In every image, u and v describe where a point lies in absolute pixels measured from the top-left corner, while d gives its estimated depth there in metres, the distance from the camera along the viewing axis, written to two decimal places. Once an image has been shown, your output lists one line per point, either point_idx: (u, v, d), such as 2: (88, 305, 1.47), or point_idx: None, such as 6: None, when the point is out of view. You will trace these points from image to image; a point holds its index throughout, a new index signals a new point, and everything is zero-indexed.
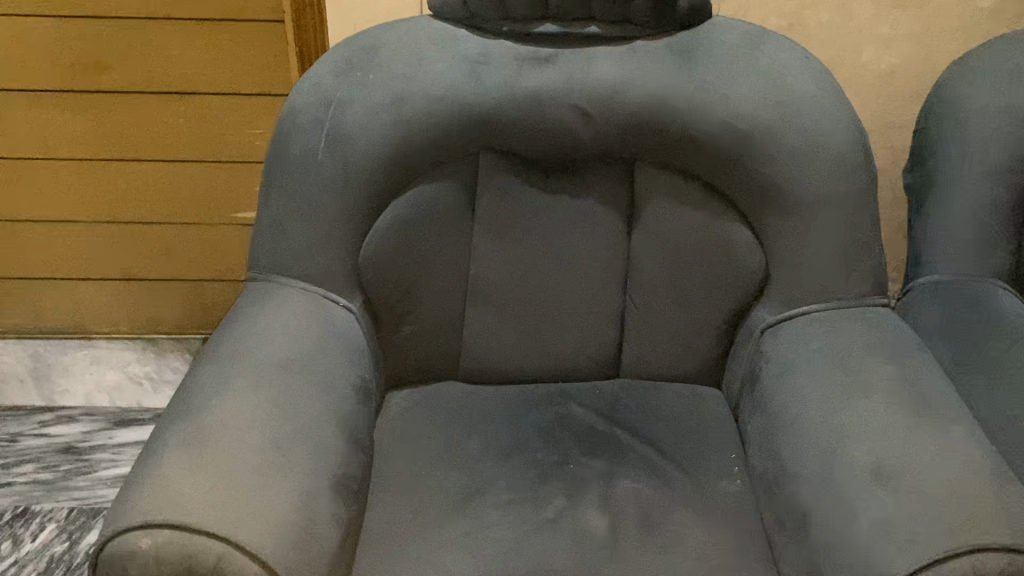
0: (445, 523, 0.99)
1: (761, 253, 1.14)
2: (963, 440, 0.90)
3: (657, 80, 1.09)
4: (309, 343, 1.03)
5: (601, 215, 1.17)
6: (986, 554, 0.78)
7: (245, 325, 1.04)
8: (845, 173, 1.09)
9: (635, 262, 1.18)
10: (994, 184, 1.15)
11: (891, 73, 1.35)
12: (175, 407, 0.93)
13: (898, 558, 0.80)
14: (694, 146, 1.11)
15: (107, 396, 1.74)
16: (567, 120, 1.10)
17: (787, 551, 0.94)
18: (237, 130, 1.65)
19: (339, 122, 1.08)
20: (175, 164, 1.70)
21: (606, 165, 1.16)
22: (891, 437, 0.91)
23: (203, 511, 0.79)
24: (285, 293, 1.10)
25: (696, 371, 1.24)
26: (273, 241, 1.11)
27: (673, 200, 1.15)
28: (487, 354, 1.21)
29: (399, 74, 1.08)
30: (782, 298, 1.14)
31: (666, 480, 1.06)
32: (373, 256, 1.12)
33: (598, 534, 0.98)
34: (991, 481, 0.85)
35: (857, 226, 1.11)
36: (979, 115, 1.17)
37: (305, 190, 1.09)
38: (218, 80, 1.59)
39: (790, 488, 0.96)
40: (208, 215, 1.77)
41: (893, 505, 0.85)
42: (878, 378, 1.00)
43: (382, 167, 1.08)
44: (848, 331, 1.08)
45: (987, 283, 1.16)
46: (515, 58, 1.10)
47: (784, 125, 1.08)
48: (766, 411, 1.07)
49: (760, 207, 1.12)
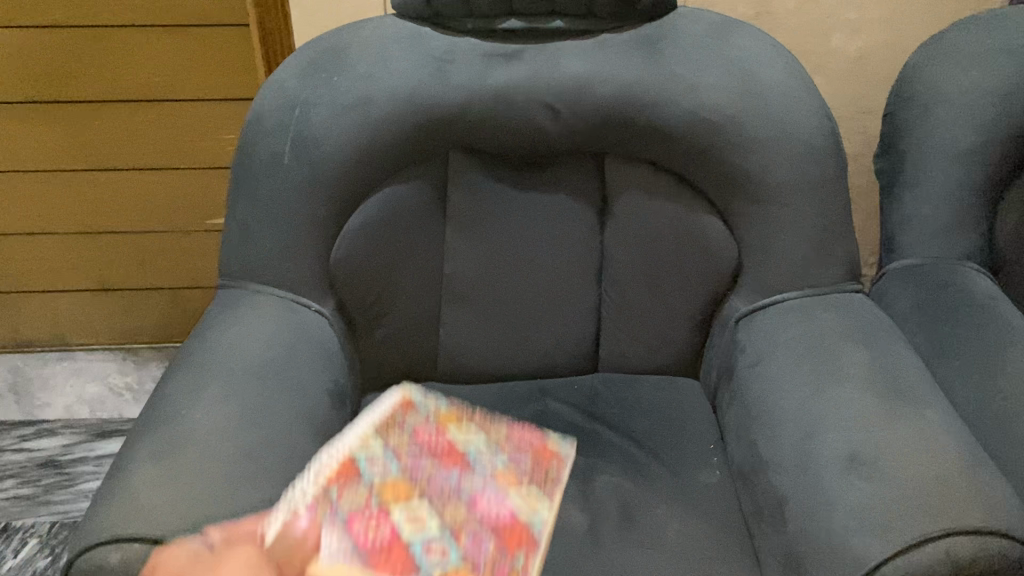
0: None
1: (733, 243, 1.14)
2: (936, 424, 0.90)
3: (624, 72, 1.08)
4: (281, 349, 1.03)
5: (572, 210, 1.16)
6: (962, 537, 0.78)
7: (217, 333, 1.03)
8: (815, 160, 1.09)
9: (609, 256, 1.18)
10: (965, 166, 1.15)
11: (861, 58, 1.34)
12: (146, 419, 0.92)
13: (874, 544, 0.80)
14: (663, 138, 1.10)
15: (88, 408, 1.73)
16: (535, 115, 1.09)
17: (765, 540, 0.94)
18: (210, 135, 1.64)
19: (305, 125, 1.07)
20: (148, 173, 1.69)
21: (575, 160, 1.16)
22: (866, 423, 0.91)
23: (174, 523, 0.78)
24: (256, 300, 1.09)
25: (674, 363, 1.24)
26: (243, 247, 1.10)
27: (644, 193, 1.15)
28: (464, 353, 1.21)
29: (364, 75, 1.08)
30: (756, 287, 1.14)
31: (645, 473, 1.06)
32: (345, 258, 1.11)
33: (578, 530, 0.98)
34: (965, 465, 0.85)
35: (828, 213, 1.10)
36: (948, 97, 1.16)
37: (274, 196, 1.08)
38: (188, 86, 1.58)
39: (766, 478, 0.96)
40: (183, 222, 1.76)
41: (868, 491, 0.84)
42: (852, 364, 0.99)
43: (349, 169, 1.08)
44: (821, 318, 1.08)
45: (960, 266, 1.16)
46: (480, 56, 1.09)
47: (753, 114, 1.08)
48: (743, 401, 1.07)
49: (731, 197, 1.11)
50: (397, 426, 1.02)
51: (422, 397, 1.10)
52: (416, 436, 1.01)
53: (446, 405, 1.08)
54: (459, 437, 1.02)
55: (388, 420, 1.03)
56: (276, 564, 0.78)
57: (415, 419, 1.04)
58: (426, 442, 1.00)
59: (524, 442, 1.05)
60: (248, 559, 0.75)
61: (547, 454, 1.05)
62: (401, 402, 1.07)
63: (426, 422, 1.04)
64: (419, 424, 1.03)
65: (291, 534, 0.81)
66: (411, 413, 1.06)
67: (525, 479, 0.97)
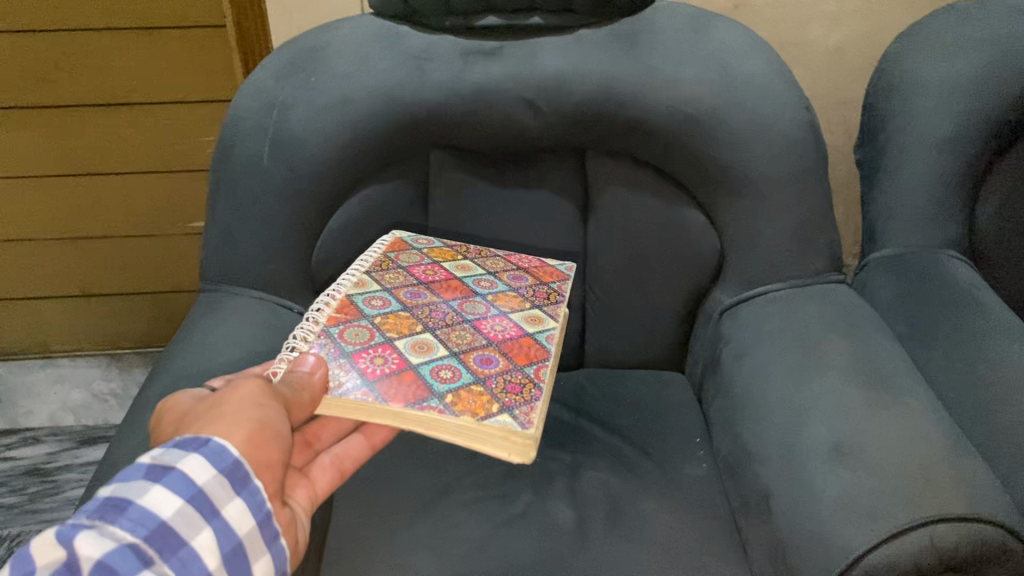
0: (412, 524, 0.98)
1: (715, 236, 1.14)
2: (919, 412, 0.91)
3: (603, 67, 1.08)
4: (264, 352, 1.02)
5: (554, 206, 1.16)
6: (945, 524, 0.78)
7: (198, 337, 1.03)
8: (795, 152, 1.09)
9: (592, 252, 1.18)
10: (945, 154, 1.15)
11: (841, 49, 1.34)
12: (127, 425, 0.92)
13: (859, 534, 0.80)
14: (643, 133, 1.10)
15: (72, 415, 1.72)
16: (514, 112, 1.09)
17: (752, 532, 0.95)
18: (190, 137, 1.63)
19: (283, 127, 1.07)
20: (128, 177, 1.67)
21: (557, 155, 1.16)
22: (850, 413, 0.91)
23: None
24: (237, 303, 1.08)
25: (659, 357, 1.24)
26: (223, 250, 1.10)
27: (626, 188, 1.15)
28: None
29: (341, 75, 1.07)
30: (739, 280, 1.14)
31: (632, 468, 1.06)
32: (325, 259, 1.12)
33: (566, 526, 0.98)
34: (949, 453, 0.85)
35: (809, 205, 1.11)
36: (925, 87, 1.17)
37: (253, 198, 1.08)
38: (166, 89, 1.57)
39: (751, 470, 0.96)
40: (164, 226, 1.75)
41: (852, 481, 0.85)
42: (835, 355, 1.00)
43: (329, 170, 1.07)
44: (804, 309, 1.08)
45: (941, 254, 1.17)
46: (459, 54, 1.09)
47: (732, 107, 1.08)
48: (728, 393, 1.07)
49: (712, 190, 1.11)
50: (401, 270, 1.04)
51: (414, 240, 1.12)
52: (415, 268, 1.05)
53: (441, 243, 1.13)
54: (456, 270, 1.07)
55: (392, 266, 1.05)
56: (285, 395, 0.78)
57: (408, 256, 1.08)
58: (429, 279, 1.03)
59: (529, 267, 1.10)
60: (256, 395, 0.75)
61: (549, 274, 1.09)
62: (396, 240, 1.10)
63: (420, 258, 1.08)
64: (423, 269, 1.05)
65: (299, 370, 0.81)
66: (409, 255, 1.08)
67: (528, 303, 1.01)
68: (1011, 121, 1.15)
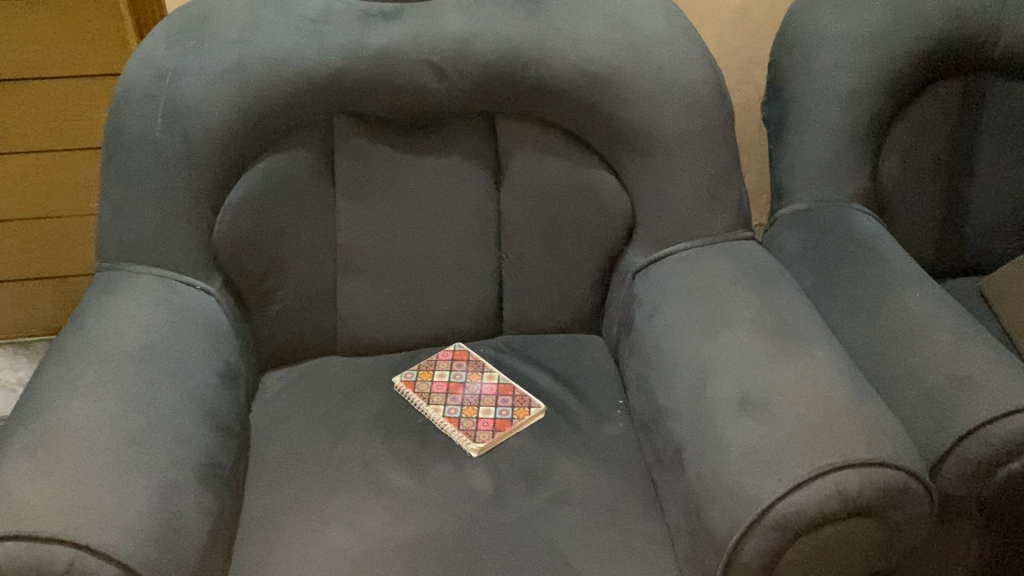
0: (327, 500, 0.96)
1: (626, 197, 1.14)
2: (824, 361, 0.92)
3: (506, 29, 1.06)
4: (164, 331, 0.99)
5: (464, 171, 1.14)
6: (847, 470, 0.80)
7: (94, 318, 0.99)
8: (700, 109, 1.09)
9: (505, 217, 1.16)
10: (845, 109, 1.18)
11: (746, 7, 1.34)
12: (18, 413, 0.88)
13: (767, 482, 0.81)
14: (550, 94, 1.08)
15: None
16: (418, 75, 1.06)
17: (666, 488, 0.95)
18: (84, 114, 1.55)
19: (175, 96, 1.02)
20: (21, 157, 1.58)
21: (464, 120, 1.13)
22: (758, 366, 0.93)
23: (49, 518, 0.75)
24: (134, 281, 1.04)
25: (575, 321, 1.24)
26: (118, 227, 1.05)
27: (537, 151, 1.13)
28: (363, 323, 1.18)
29: (235, 41, 1.03)
30: (651, 240, 1.14)
31: (550, 432, 1.06)
32: (229, 233, 1.07)
33: (484, 493, 0.97)
34: (851, 399, 0.87)
35: (716, 162, 1.11)
36: (827, 41, 1.18)
37: (147, 172, 1.03)
38: (57, 63, 1.48)
39: (664, 426, 0.97)
40: (62, 207, 1.65)
41: (760, 433, 0.86)
42: (742, 309, 1.01)
43: (227, 140, 1.03)
44: (713, 266, 1.09)
45: (847, 207, 1.19)
46: (358, 16, 1.06)
47: (635, 67, 1.07)
48: (641, 352, 1.07)
49: (620, 151, 1.11)
50: (465, 441, 1.03)
51: None
52: (443, 400, 1.09)
53: (418, 365, 1.16)
54: None
55: (458, 428, 1.05)
56: None
57: (425, 388, 1.11)
58: (488, 434, 1.04)
59: (515, 399, 1.10)
60: None
61: (523, 405, 1.09)
62: (406, 387, 1.11)
63: (456, 374, 1.14)
64: (466, 390, 1.11)
65: (439, 364, 1.15)
66: (424, 389, 1.11)
67: (506, 421, 1.06)
68: (911, 75, 1.18)
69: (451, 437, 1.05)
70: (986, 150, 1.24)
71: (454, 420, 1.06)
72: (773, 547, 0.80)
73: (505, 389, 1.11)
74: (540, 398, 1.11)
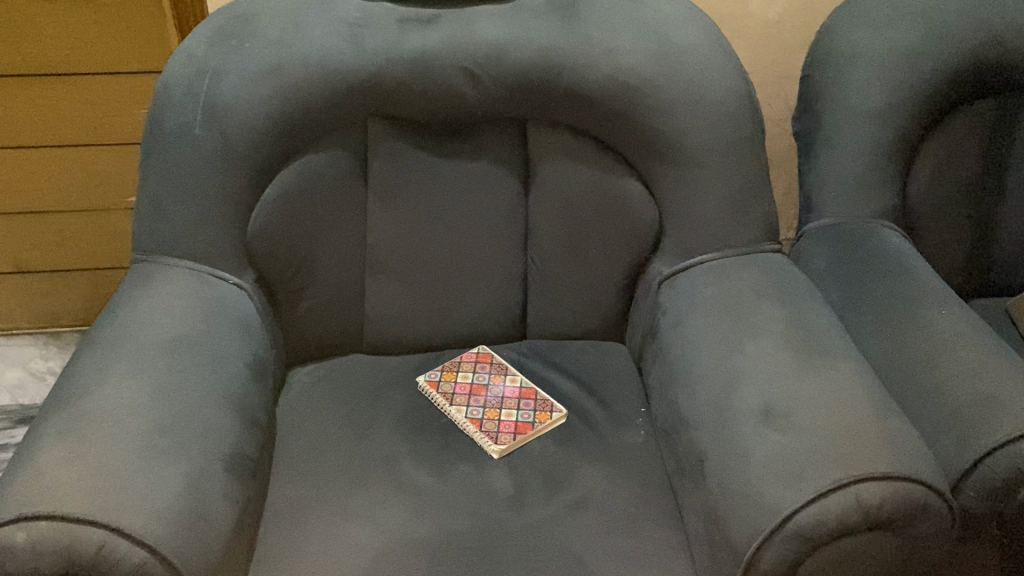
0: (349, 495, 0.97)
1: (654, 206, 1.15)
2: (848, 375, 0.92)
3: (540, 36, 1.08)
4: (196, 324, 1.01)
5: (495, 176, 1.15)
6: (868, 483, 0.80)
7: (129, 308, 1.01)
8: (731, 122, 1.10)
9: (534, 223, 1.18)
10: (876, 125, 1.18)
11: (780, 22, 1.35)
12: (53, 397, 0.90)
13: (788, 493, 0.81)
14: (582, 102, 1.09)
15: (8, 394, 1.68)
16: (452, 80, 1.08)
17: (687, 496, 0.96)
18: (123, 111, 1.58)
19: (215, 94, 1.05)
20: (61, 151, 1.61)
21: (496, 126, 1.15)
22: (782, 377, 0.93)
23: (81, 500, 0.77)
24: (168, 274, 1.07)
25: (599, 328, 1.24)
26: (155, 220, 1.08)
27: (567, 158, 1.14)
28: (390, 324, 1.19)
29: (275, 41, 1.05)
30: (677, 250, 1.15)
31: (571, 436, 1.07)
32: (262, 230, 1.09)
33: (504, 494, 0.98)
34: (874, 413, 0.87)
35: (745, 174, 1.12)
36: (860, 58, 1.19)
37: (185, 167, 1.06)
38: (100, 60, 1.51)
39: (686, 435, 0.97)
40: (99, 201, 1.68)
41: (782, 444, 0.86)
42: (768, 321, 1.01)
43: (264, 139, 1.05)
44: (739, 277, 1.09)
45: (874, 224, 1.19)
46: (396, 20, 1.08)
47: (668, 78, 1.08)
48: (665, 361, 1.08)
49: (650, 160, 1.12)
50: (486, 443, 1.04)
51: None
52: (466, 401, 1.10)
53: (442, 365, 1.17)
54: None
55: (480, 429, 1.06)
56: None
57: (448, 388, 1.12)
58: (510, 436, 1.05)
59: (537, 403, 1.11)
60: None
61: (544, 409, 1.10)
62: (430, 387, 1.13)
63: (479, 376, 1.15)
64: (489, 392, 1.12)
65: (463, 366, 1.17)
66: (447, 389, 1.12)
67: (528, 424, 1.07)
68: (943, 94, 1.18)
69: (473, 438, 1.06)
70: (1017, 169, 1.24)
71: (476, 421, 1.07)
72: (791, 558, 0.80)
73: (528, 393, 1.12)
74: (562, 403, 1.12)
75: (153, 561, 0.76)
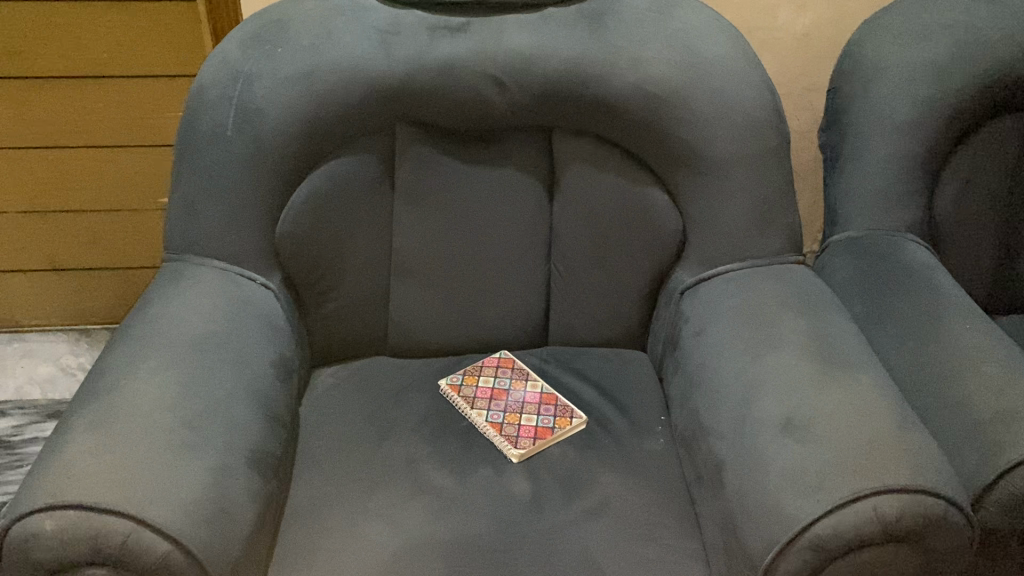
0: (370, 495, 0.98)
1: (678, 216, 1.15)
2: (869, 387, 0.92)
3: (568, 45, 1.09)
4: (224, 323, 1.02)
5: (520, 183, 1.16)
6: (887, 495, 0.80)
7: (160, 305, 1.03)
8: (757, 133, 1.11)
9: (558, 230, 1.18)
10: (903, 139, 1.18)
11: (807, 35, 1.35)
12: (84, 391, 0.92)
13: (806, 503, 0.81)
14: (609, 111, 1.10)
15: (39, 389, 1.71)
16: (480, 88, 1.09)
17: (705, 505, 0.96)
18: (158, 113, 1.61)
19: (247, 98, 1.07)
20: (97, 151, 1.64)
21: (523, 133, 1.16)
22: (803, 388, 0.93)
23: (109, 491, 0.78)
24: (198, 273, 1.09)
25: (621, 336, 1.25)
26: (187, 220, 1.10)
27: (592, 167, 1.15)
28: (414, 326, 1.21)
29: (307, 47, 1.07)
30: (701, 259, 1.15)
31: (591, 442, 1.07)
32: (290, 232, 1.11)
33: (523, 499, 0.99)
34: (895, 425, 0.87)
35: (769, 186, 1.12)
36: (888, 72, 1.19)
37: (217, 169, 1.08)
38: (136, 62, 1.54)
39: (705, 444, 0.98)
40: (132, 201, 1.72)
41: (800, 455, 0.86)
42: (789, 333, 1.01)
43: (295, 142, 1.07)
44: (761, 288, 1.09)
45: (899, 237, 1.19)
46: (426, 28, 1.09)
47: (694, 89, 1.09)
48: (686, 369, 1.08)
49: (674, 170, 1.12)
50: (506, 447, 1.05)
51: None
52: (487, 405, 1.11)
53: (464, 369, 1.18)
54: None
55: (500, 433, 1.07)
56: None
57: (470, 392, 1.13)
58: (530, 441, 1.06)
59: (557, 409, 1.11)
60: None
61: (564, 415, 1.10)
62: (452, 390, 1.14)
63: (500, 381, 1.16)
64: (510, 397, 1.13)
65: (485, 370, 1.18)
66: (468, 393, 1.13)
67: (548, 429, 1.08)
68: (971, 108, 1.17)
69: (493, 442, 1.07)
70: None
71: (496, 425, 1.08)
72: (808, 568, 0.80)
73: (549, 398, 1.13)
74: (582, 409, 1.13)
75: (177, 553, 0.78)
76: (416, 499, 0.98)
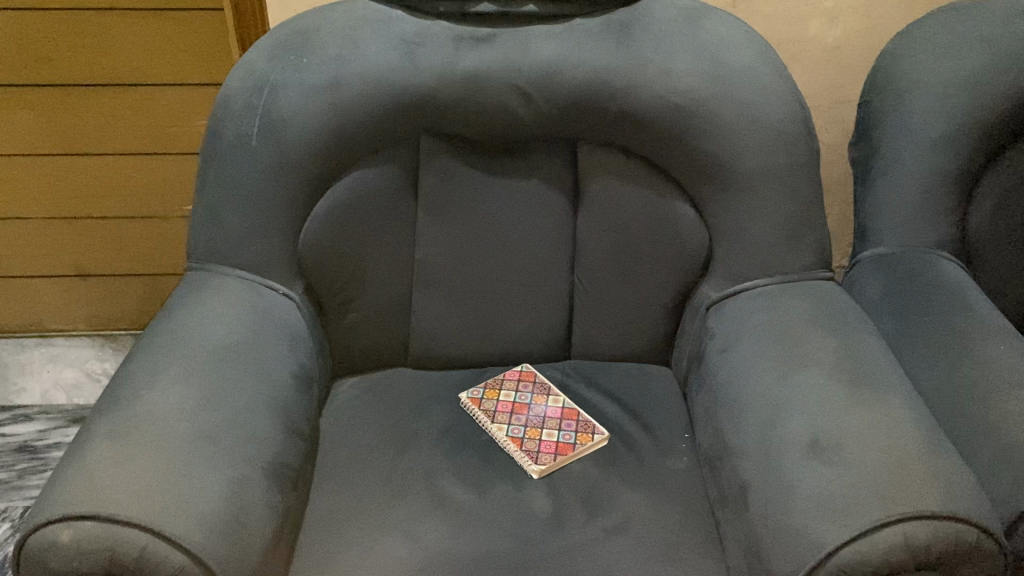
0: (388, 509, 0.98)
1: (704, 230, 1.13)
2: (900, 409, 0.90)
3: (595, 56, 1.07)
4: (245, 333, 1.02)
5: (545, 195, 1.15)
6: (916, 522, 0.78)
7: (182, 314, 1.03)
8: (786, 148, 1.09)
9: (582, 243, 1.17)
10: (936, 155, 1.15)
11: (839, 47, 1.33)
12: (106, 398, 0.92)
13: (833, 528, 0.80)
14: (635, 124, 1.09)
15: (63, 394, 1.73)
16: (505, 99, 1.08)
17: (728, 526, 0.94)
18: (186, 120, 1.61)
19: (272, 108, 1.07)
20: (125, 157, 1.65)
21: (548, 145, 1.15)
22: (832, 408, 0.91)
23: (127, 501, 0.78)
24: (221, 283, 1.09)
25: (645, 350, 1.23)
26: (211, 228, 1.10)
27: (618, 179, 1.14)
28: (435, 338, 1.20)
29: (332, 57, 1.07)
30: (727, 274, 1.13)
31: (613, 459, 1.06)
32: (313, 242, 1.11)
33: (543, 516, 0.97)
34: (926, 448, 0.85)
35: (798, 201, 1.10)
36: (922, 86, 1.16)
37: (242, 178, 1.08)
38: (166, 70, 1.55)
39: (730, 462, 0.96)
40: (159, 207, 1.73)
41: (828, 477, 0.84)
42: (817, 351, 0.99)
43: (318, 153, 1.07)
44: (789, 305, 1.07)
45: (931, 255, 1.17)
46: (451, 39, 1.08)
47: (722, 103, 1.07)
48: (711, 386, 1.06)
49: (701, 183, 1.11)
50: (526, 463, 1.04)
51: None
52: (507, 419, 1.10)
53: (485, 382, 1.17)
54: None
55: (520, 448, 1.05)
56: None
57: (490, 406, 1.12)
58: (550, 457, 1.04)
59: (579, 424, 1.10)
60: None
61: (586, 431, 1.09)
62: (472, 403, 1.13)
63: (521, 396, 1.14)
64: (530, 411, 1.12)
65: (507, 382, 1.17)
66: (489, 406, 1.12)
67: (569, 445, 1.06)
68: (1007, 124, 1.15)
69: (513, 456, 1.06)
70: None
71: (517, 440, 1.07)
72: None
73: (572, 413, 1.12)
74: (604, 425, 1.11)
75: (192, 566, 0.77)
76: (434, 515, 0.97)
